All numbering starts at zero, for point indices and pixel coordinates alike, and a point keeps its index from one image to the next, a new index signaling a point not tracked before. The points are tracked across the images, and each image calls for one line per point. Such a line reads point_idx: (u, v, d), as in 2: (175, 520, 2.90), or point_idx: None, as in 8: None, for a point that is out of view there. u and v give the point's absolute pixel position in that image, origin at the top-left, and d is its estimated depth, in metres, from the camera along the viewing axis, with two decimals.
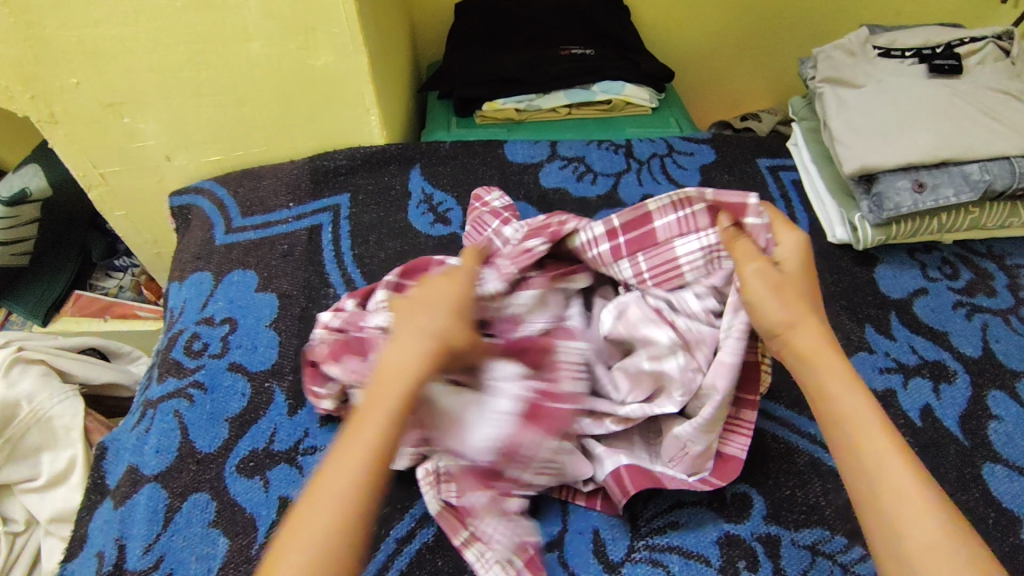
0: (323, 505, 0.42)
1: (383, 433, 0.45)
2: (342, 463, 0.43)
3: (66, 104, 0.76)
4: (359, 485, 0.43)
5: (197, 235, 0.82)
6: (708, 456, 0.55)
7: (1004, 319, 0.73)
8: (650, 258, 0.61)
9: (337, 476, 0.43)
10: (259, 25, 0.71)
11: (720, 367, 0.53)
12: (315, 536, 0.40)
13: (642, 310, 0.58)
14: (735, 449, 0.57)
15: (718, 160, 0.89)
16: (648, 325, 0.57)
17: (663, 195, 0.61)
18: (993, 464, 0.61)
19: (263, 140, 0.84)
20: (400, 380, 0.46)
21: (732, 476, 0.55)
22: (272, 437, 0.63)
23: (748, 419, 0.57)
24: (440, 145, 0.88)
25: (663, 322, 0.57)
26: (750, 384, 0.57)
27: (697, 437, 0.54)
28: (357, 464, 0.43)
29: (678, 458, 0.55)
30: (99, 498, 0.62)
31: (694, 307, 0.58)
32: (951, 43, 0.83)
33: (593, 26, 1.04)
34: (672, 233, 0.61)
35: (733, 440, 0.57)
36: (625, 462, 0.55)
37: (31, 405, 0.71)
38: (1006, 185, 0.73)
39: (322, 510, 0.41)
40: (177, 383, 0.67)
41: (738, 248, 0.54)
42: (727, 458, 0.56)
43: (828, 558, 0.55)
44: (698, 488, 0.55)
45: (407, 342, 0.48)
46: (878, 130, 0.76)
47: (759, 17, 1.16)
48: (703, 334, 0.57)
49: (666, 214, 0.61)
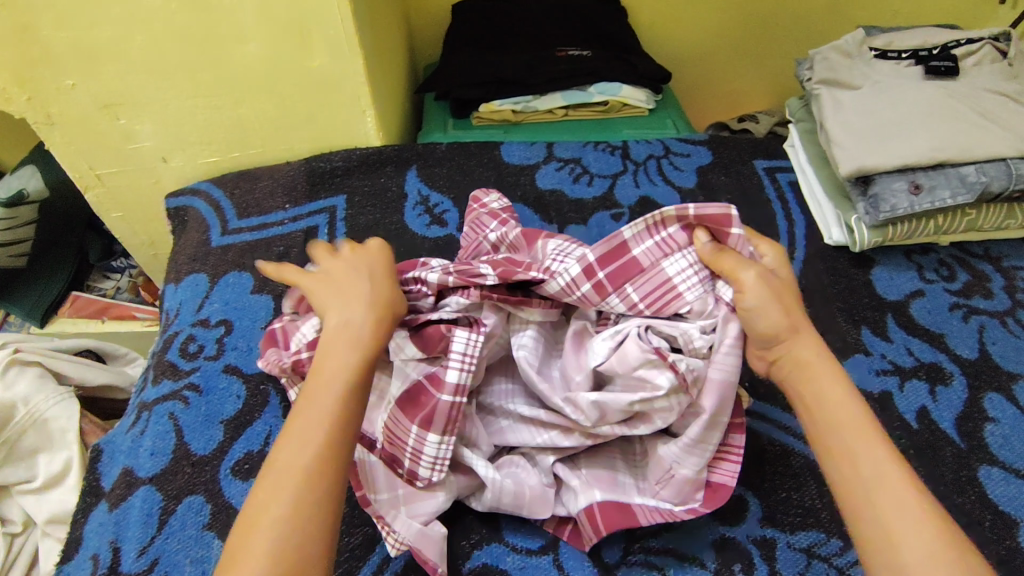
0: (290, 467, 0.44)
1: (339, 397, 0.47)
2: (301, 429, 0.45)
3: (62, 105, 0.75)
4: (324, 446, 0.45)
5: (193, 236, 0.81)
6: (696, 484, 0.53)
7: (1001, 321, 0.73)
8: (640, 287, 0.55)
9: (299, 441, 0.45)
10: (255, 26, 0.71)
11: (709, 386, 0.51)
12: (286, 496, 0.42)
13: (642, 351, 0.50)
14: (724, 476, 0.54)
15: (715, 161, 0.89)
16: (646, 367, 0.50)
17: (637, 221, 0.56)
18: (989, 466, 0.61)
19: (260, 142, 0.84)
20: (349, 345, 0.49)
21: (720, 504, 0.53)
22: (267, 438, 0.63)
23: (735, 445, 0.55)
24: (436, 147, 0.88)
25: (664, 365, 0.50)
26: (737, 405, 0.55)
27: (684, 458, 0.52)
28: (318, 428, 0.45)
29: (664, 483, 0.54)
30: (94, 500, 0.62)
31: (693, 338, 0.52)
32: (947, 44, 0.83)
33: (591, 26, 1.04)
34: (654, 259, 0.56)
35: (723, 466, 0.55)
36: (597, 498, 0.54)
37: (27, 407, 0.71)
38: (1003, 186, 0.73)
39: (289, 473, 0.43)
40: (172, 385, 0.67)
41: (724, 266, 0.53)
42: (715, 487, 0.54)
43: (823, 561, 0.55)
44: (680, 518, 0.54)
45: (345, 315, 0.51)
46: (875, 132, 0.76)
47: (757, 17, 1.16)
48: (699, 370, 0.51)
49: (641, 239, 0.56)
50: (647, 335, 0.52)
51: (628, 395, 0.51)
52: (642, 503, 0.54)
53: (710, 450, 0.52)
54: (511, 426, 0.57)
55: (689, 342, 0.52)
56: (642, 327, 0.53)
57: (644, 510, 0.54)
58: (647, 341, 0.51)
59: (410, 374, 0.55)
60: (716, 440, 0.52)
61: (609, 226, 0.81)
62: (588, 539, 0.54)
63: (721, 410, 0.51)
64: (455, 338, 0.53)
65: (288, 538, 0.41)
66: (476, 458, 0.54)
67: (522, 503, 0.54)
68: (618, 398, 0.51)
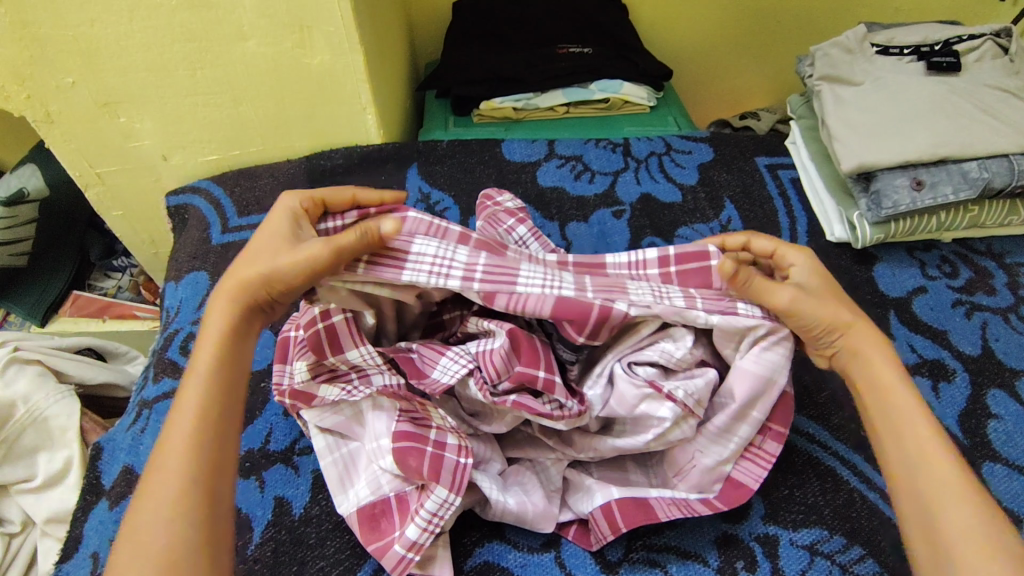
0: (158, 478, 0.43)
1: (206, 391, 0.47)
2: (172, 430, 0.45)
3: (61, 104, 0.75)
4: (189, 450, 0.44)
5: (194, 235, 0.81)
6: (716, 476, 0.53)
7: (1003, 318, 0.73)
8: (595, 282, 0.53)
9: (166, 451, 0.44)
10: (254, 22, 0.70)
11: (740, 374, 0.50)
12: (155, 504, 0.42)
13: (637, 389, 0.50)
14: (748, 477, 0.54)
15: (716, 159, 0.88)
16: (646, 403, 0.51)
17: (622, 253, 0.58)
18: (992, 463, 0.61)
19: (260, 139, 0.84)
20: (215, 333, 0.49)
21: (739, 502, 0.53)
22: (268, 436, 0.63)
23: (770, 450, 0.53)
24: (437, 144, 0.88)
25: (661, 397, 0.50)
26: (781, 413, 0.53)
27: (708, 448, 0.52)
28: (187, 434, 0.45)
29: (683, 475, 0.54)
30: (95, 499, 0.61)
31: (673, 354, 0.51)
32: (949, 40, 0.82)
33: (591, 23, 1.03)
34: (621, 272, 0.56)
35: (744, 464, 0.54)
36: (616, 495, 0.54)
37: (27, 405, 0.71)
38: (1005, 182, 0.72)
39: (154, 491, 0.43)
40: (172, 383, 0.67)
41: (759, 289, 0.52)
42: (736, 484, 0.54)
43: (826, 558, 0.54)
44: (698, 509, 0.53)
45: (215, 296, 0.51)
46: (876, 127, 0.76)
47: (758, 15, 1.16)
48: (699, 392, 0.50)
49: (624, 270, 0.57)
50: (631, 369, 0.52)
51: (642, 435, 0.52)
52: (659, 496, 0.54)
53: (735, 441, 0.52)
54: (527, 439, 0.59)
55: (672, 357, 0.51)
56: (624, 364, 0.52)
57: (663, 502, 0.54)
58: (651, 387, 0.50)
59: (382, 487, 0.54)
60: (742, 432, 0.52)
61: (611, 224, 0.81)
62: (606, 536, 0.53)
63: (754, 400, 0.51)
64: (431, 496, 0.51)
65: (153, 560, 0.40)
66: (486, 480, 0.53)
67: (526, 519, 0.54)
68: (633, 440, 0.52)
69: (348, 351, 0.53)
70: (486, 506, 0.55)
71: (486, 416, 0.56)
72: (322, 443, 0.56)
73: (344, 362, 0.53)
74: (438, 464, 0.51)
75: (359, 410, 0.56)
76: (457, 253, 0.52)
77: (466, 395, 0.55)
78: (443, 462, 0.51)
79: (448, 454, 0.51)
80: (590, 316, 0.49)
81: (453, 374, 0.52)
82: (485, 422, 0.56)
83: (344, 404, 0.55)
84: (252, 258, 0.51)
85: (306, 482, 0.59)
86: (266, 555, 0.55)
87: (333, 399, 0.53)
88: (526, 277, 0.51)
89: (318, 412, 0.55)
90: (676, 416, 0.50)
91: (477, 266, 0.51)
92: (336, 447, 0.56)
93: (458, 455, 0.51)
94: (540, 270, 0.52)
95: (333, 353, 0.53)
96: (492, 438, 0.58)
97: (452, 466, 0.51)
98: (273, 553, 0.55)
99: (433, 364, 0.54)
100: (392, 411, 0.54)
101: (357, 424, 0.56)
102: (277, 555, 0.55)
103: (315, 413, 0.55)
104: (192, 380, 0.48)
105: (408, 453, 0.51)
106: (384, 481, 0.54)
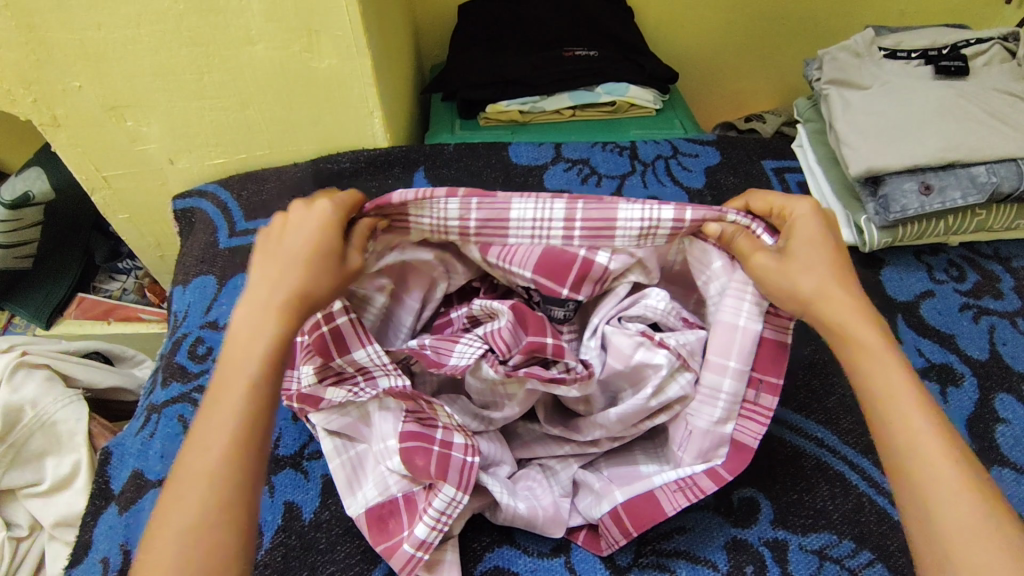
0: (196, 494, 0.42)
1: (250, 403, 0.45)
2: (212, 442, 0.44)
3: (67, 107, 0.75)
4: (224, 482, 0.42)
5: (201, 238, 0.82)
6: (717, 441, 0.53)
7: (1010, 322, 0.73)
8: (590, 209, 0.53)
9: (203, 467, 0.43)
10: (262, 26, 0.70)
11: (717, 327, 0.52)
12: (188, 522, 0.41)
13: (631, 339, 0.52)
14: (749, 437, 0.53)
15: (722, 162, 0.88)
16: (641, 352, 0.52)
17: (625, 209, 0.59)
18: (1000, 468, 0.61)
19: (267, 144, 0.84)
20: (257, 341, 0.47)
21: (745, 464, 0.52)
22: (277, 441, 0.62)
23: (766, 405, 0.52)
24: (444, 148, 0.88)
25: (655, 345, 0.51)
26: (772, 364, 0.52)
27: (700, 409, 0.52)
28: (226, 452, 0.43)
29: (685, 446, 0.53)
30: (104, 503, 0.62)
31: (658, 306, 0.54)
32: (958, 44, 0.82)
33: (597, 25, 1.03)
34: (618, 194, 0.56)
35: (745, 424, 0.53)
36: (621, 500, 0.53)
37: (35, 409, 0.71)
38: (1013, 186, 0.72)
39: (193, 508, 0.42)
40: (180, 387, 0.67)
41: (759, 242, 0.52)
42: (737, 448, 0.53)
43: (835, 563, 0.54)
44: (705, 488, 0.52)
45: (257, 307, 0.48)
46: (884, 131, 0.76)
47: (764, 18, 1.16)
48: (692, 344, 0.53)
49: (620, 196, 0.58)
50: (622, 325, 0.54)
51: (642, 394, 0.52)
52: (663, 485, 0.53)
53: (723, 397, 0.52)
54: (538, 441, 0.59)
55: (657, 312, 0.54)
56: (614, 322, 0.55)
57: (666, 492, 0.53)
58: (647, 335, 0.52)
59: (389, 487, 0.54)
60: (728, 387, 0.52)
61: None
62: (615, 542, 0.53)
63: (728, 347, 0.52)
64: (439, 494, 0.51)
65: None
66: (492, 480, 0.53)
67: (536, 523, 0.54)
68: (635, 400, 0.52)
69: (355, 351, 0.53)
70: (496, 509, 0.55)
71: (497, 404, 0.56)
72: (329, 444, 0.55)
73: (351, 363, 0.53)
74: (445, 462, 0.51)
75: (366, 412, 0.55)
76: (450, 211, 0.53)
77: (473, 386, 0.55)
78: (450, 460, 0.51)
79: (454, 452, 0.52)
80: (571, 270, 0.54)
81: (470, 356, 0.52)
82: (496, 411, 0.56)
83: (350, 405, 0.55)
84: (296, 260, 0.49)
85: (315, 487, 0.59)
86: (276, 560, 0.55)
87: (339, 401, 0.53)
88: (515, 228, 0.54)
89: (325, 415, 0.55)
90: (673, 363, 0.51)
91: (472, 221, 0.54)
92: (344, 450, 0.56)
93: (465, 453, 0.52)
94: (529, 216, 0.54)
95: (340, 354, 0.53)
96: (501, 438, 0.58)
97: (459, 464, 0.51)
98: (283, 558, 0.55)
99: (449, 352, 0.53)
100: (398, 412, 0.54)
101: (364, 426, 0.56)
102: (288, 559, 0.55)
103: (323, 415, 0.55)
104: (233, 390, 0.45)
105: (415, 453, 0.51)
106: (391, 482, 0.54)
